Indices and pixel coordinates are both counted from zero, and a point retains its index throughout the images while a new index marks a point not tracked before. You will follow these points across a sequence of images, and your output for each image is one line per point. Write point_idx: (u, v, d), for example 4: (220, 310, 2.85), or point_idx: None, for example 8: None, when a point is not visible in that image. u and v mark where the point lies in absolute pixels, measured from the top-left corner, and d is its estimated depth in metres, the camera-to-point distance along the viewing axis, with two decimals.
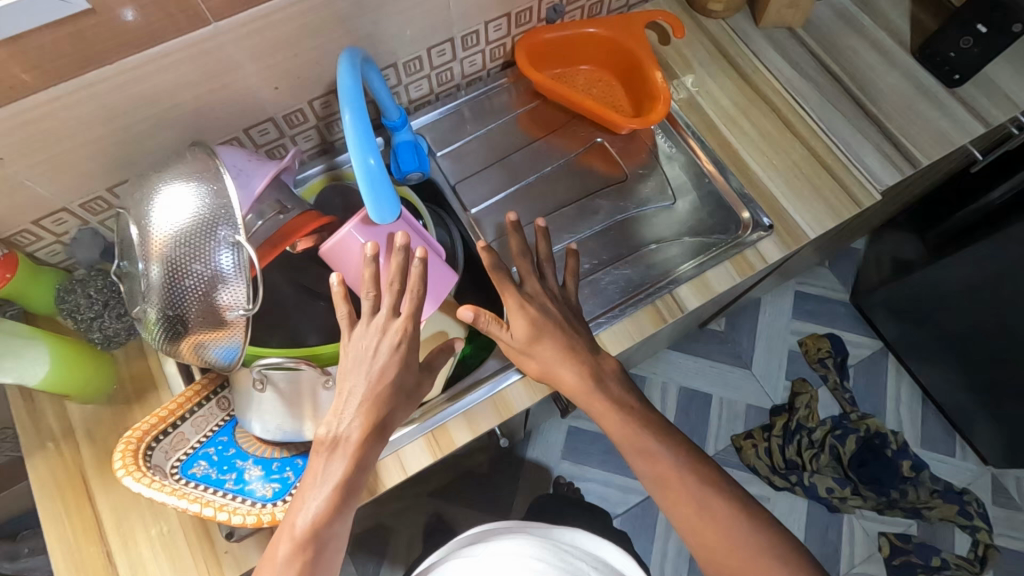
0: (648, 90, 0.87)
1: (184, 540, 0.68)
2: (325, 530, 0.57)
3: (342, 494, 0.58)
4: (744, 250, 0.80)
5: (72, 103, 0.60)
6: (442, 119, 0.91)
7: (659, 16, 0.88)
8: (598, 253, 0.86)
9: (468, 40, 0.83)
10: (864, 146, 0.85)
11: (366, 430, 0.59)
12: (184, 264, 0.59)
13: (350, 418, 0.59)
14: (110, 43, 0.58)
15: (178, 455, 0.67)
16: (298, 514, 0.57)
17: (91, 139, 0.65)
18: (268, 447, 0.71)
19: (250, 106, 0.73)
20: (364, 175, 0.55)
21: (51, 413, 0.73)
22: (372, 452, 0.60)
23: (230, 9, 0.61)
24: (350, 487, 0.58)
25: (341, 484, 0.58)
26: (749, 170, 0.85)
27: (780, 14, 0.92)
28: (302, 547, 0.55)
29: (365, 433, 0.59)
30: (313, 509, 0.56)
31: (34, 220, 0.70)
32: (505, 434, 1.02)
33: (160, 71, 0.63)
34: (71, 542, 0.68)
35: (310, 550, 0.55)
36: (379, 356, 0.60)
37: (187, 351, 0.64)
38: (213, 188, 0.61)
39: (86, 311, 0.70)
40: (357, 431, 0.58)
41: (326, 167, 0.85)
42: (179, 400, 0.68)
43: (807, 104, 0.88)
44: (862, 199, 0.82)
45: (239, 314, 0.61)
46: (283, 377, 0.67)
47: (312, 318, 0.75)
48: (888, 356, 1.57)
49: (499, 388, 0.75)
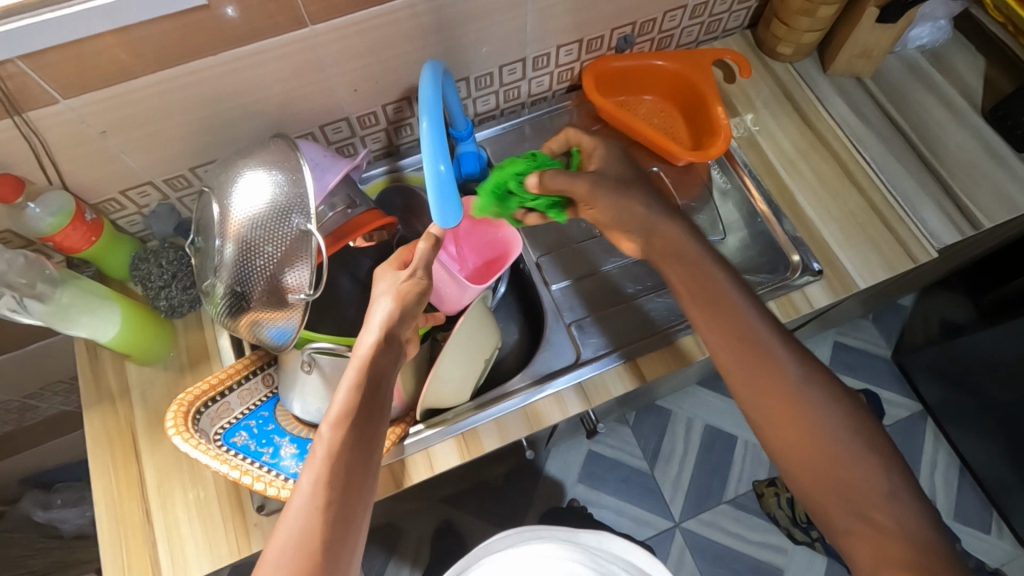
0: (709, 125, 0.88)
1: (217, 507, 0.71)
2: (352, 435, 0.55)
3: (364, 399, 0.57)
4: (791, 292, 0.80)
5: (172, 87, 0.65)
6: (504, 134, 0.94)
7: (728, 55, 0.89)
8: (643, 278, 0.87)
9: (539, 61, 0.86)
10: (922, 201, 0.85)
11: (379, 334, 0.60)
12: (256, 245, 0.63)
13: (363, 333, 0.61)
14: (214, 38, 0.63)
15: (222, 423, 0.70)
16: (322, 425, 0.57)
17: (183, 121, 0.70)
18: (305, 428, 0.73)
19: (330, 105, 0.78)
20: (434, 180, 0.56)
21: (111, 371, 0.78)
22: (391, 362, 0.60)
23: (327, 14, 0.65)
24: (371, 393, 0.58)
25: (360, 388, 0.58)
26: (804, 214, 0.85)
27: (850, 63, 0.92)
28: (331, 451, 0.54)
29: (378, 335, 0.60)
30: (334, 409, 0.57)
31: (121, 190, 0.75)
32: (529, 448, 1.02)
33: (256, 65, 0.68)
34: (114, 496, 0.72)
35: (335, 454, 0.54)
36: (384, 286, 0.63)
37: (244, 328, 0.68)
38: (292, 178, 0.65)
39: (156, 279, 0.75)
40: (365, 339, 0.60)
41: (389, 168, 0.89)
42: (228, 371, 0.71)
43: (868, 154, 0.88)
44: (917, 254, 0.81)
45: (302, 297, 0.65)
46: (330, 362, 0.70)
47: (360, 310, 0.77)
48: (927, 420, 1.51)
49: (534, 399, 0.76)
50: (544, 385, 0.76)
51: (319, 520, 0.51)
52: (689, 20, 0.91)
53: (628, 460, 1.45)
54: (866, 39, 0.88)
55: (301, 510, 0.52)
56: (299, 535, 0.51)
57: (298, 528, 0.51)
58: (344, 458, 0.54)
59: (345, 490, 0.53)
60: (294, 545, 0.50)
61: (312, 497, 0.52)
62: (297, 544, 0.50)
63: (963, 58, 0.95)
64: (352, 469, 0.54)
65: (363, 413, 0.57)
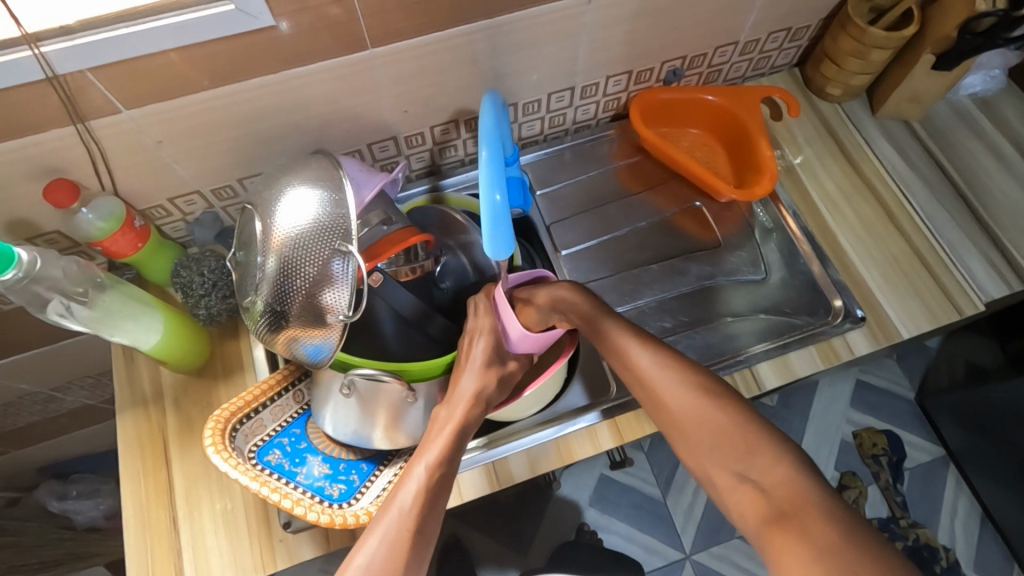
0: (755, 162, 0.87)
1: (244, 519, 0.71)
2: (444, 476, 0.62)
3: (453, 449, 0.64)
4: (831, 337, 0.79)
5: (229, 101, 0.66)
6: (545, 159, 0.94)
7: (777, 93, 0.88)
8: (678, 313, 0.86)
9: (587, 90, 0.86)
10: (969, 251, 0.83)
11: (477, 389, 0.67)
12: (296, 263, 0.63)
13: (466, 384, 0.67)
14: (276, 57, 0.63)
15: (255, 440, 0.70)
16: (417, 461, 0.62)
17: (234, 134, 0.70)
18: (337, 446, 0.74)
19: (379, 125, 0.78)
20: (489, 211, 0.55)
21: (146, 376, 0.78)
22: (475, 422, 0.67)
23: (387, 37, 0.66)
24: (460, 442, 0.65)
25: (452, 439, 0.64)
26: (847, 259, 0.84)
27: (899, 107, 0.91)
28: (420, 490, 0.60)
29: (477, 390, 0.67)
30: (432, 452, 0.63)
31: (169, 198, 0.76)
32: None
33: (311, 84, 0.68)
34: (143, 502, 0.72)
35: (428, 492, 0.60)
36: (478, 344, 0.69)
37: (282, 344, 0.68)
38: (335, 199, 0.64)
39: (197, 287, 0.75)
40: (470, 391, 0.67)
41: (430, 188, 0.89)
42: (261, 387, 0.71)
43: (915, 201, 0.87)
44: (962, 306, 0.80)
45: (339, 318, 0.64)
46: (366, 385, 0.69)
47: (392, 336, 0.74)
48: (948, 466, 1.48)
49: (565, 431, 0.75)
50: (576, 419, 0.75)
51: (404, 552, 0.56)
52: (738, 57, 0.91)
53: (643, 486, 1.43)
54: (918, 85, 0.87)
55: (383, 542, 0.56)
56: (381, 566, 0.54)
57: (381, 558, 0.55)
58: (434, 500, 0.60)
59: (427, 529, 0.58)
60: (373, 572, 0.54)
61: (395, 531, 0.57)
62: (378, 574, 0.54)
63: (1014, 106, 0.94)
64: (435, 510, 0.59)
65: (449, 461, 0.63)
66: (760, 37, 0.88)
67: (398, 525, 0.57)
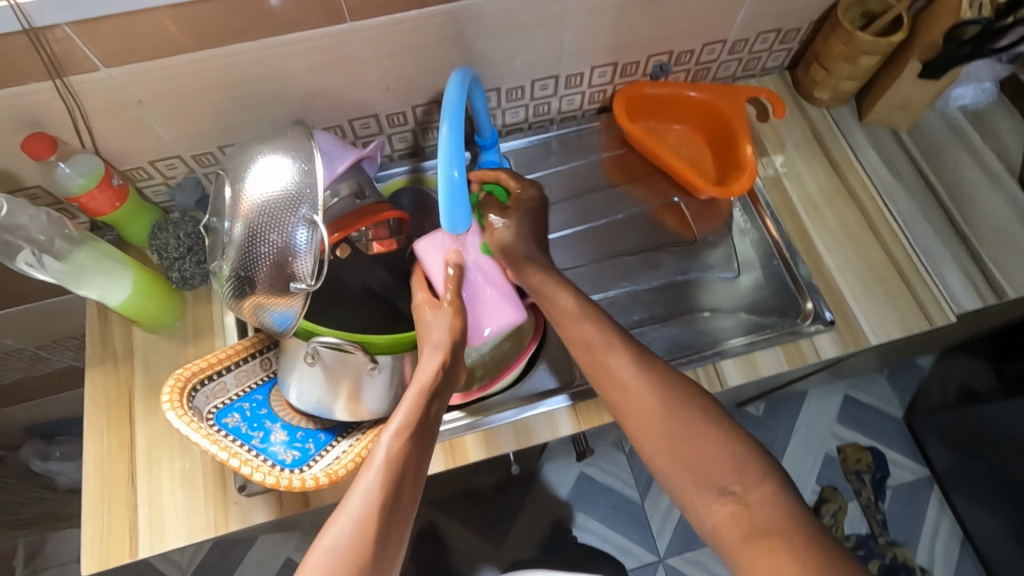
0: (736, 161, 0.87)
1: (201, 480, 0.72)
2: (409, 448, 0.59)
3: (417, 419, 0.61)
4: (799, 339, 0.79)
5: (207, 66, 0.67)
6: (530, 147, 0.94)
7: (763, 93, 0.88)
8: (651, 306, 0.86)
9: (572, 79, 0.87)
10: (947, 262, 0.83)
11: (439, 360, 0.64)
12: (263, 230, 0.64)
13: (429, 359, 0.65)
14: (256, 24, 0.64)
15: (216, 403, 0.71)
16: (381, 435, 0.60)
17: (213, 100, 0.71)
18: (298, 415, 0.74)
19: (361, 101, 0.79)
20: (446, 185, 0.55)
21: (117, 334, 0.80)
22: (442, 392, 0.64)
23: (367, 12, 0.67)
24: (426, 414, 0.62)
25: (415, 409, 0.61)
26: (823, 263, 0.83)
27: (887, 115, 0.91)
28: (386, 462, 0.57)
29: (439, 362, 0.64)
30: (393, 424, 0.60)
31: (150, 160, 0.77)
32: (518, 464, 1.01)
33: (293, 54, 0.69)
34: (105, 457, 0.73)
35: (393, 463, 0.57)
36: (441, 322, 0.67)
37: (247, 310, 0.68)
38: (305, 168, 0.65)
39: (172, 250, 0.77)
40: (434, 364, 0.64)
41: (411, 168, 0.90)
42: (228, 351, 0.72)
43: (896, 209, 0.87)
44: (935, 316, 0.79)
45: (303, 287, 0.64)
46: (332, 355, 0.70)
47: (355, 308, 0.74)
48: (932, 487, 1.46)
49: (524, 414, 0.75)
50: (536, 403, 0.76)
51: (372, 527, 0.53)
52: (727, 56, 0.91)
53: (620, 485, 1.43)
54: (906, 92, 0.86)
55: (351, 518, 0.53)
56: (351, 543, 0.52)
57: (350, 535, 0.52)
58: (403, 470, 0.57)
59: (399, 500, 0.56)
60: (343, 550, 0.52)
61: (363, 505, 0.54)
62: (350, 549, 0.52)
63: (1006, 121, 0.93)
64: (404, 481, 0.56)
65: (417, 432, 0.60)
66: (750, 36, 0.88)
67: (367, 498, 0.55)
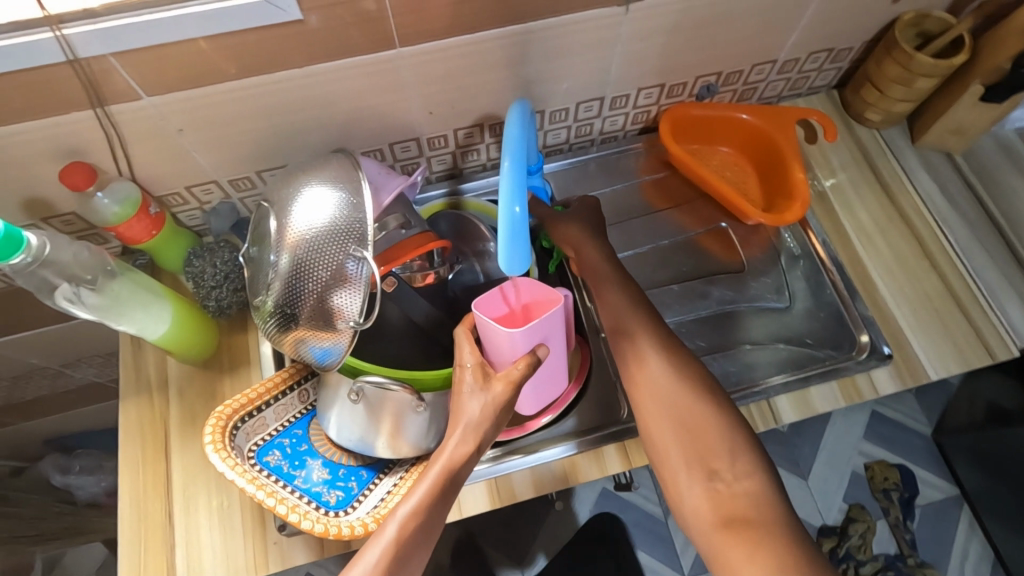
0: (786, 185, 0.84)
1: (240, 518, 0.70)
2: (417, 535, 0.55)
3: (433, 502, 0.57)
4: (855, 374, 0.76)
5: (250, 93, 0.64)
6: (570, 169, 0.92)
7: (814, 115, 0.85)
8: (697, 336, 0.83)
9: (617, 101, 0.84)
10: (1006, 294, 0.80)
11: (471, 439, 0.59)
12: (309, 265, 0.61)
13: (458, 435, 0.59)
14: (304, 51, 0.62)
15: (256, 439, 0.69)
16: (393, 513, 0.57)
17: (253, 127, 0.69)
18: (338, 451, 0.72)
19: (403, 125, 0.76)
20: (507, 223, 0.52)
21: (152, 364, 0.77)
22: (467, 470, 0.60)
23: (415, 37, 0.64)
24: (444, 497, 0.58)
25: (433, 490, 0.57)
26: (876, 293, 0.81)
27: (942, 138, 0.88)
28: (387, 552, 0.54)
29: (469, 441, 0.59)
30: (409, 502, 0.57)
31: (186, 186, 0.75)
32: None
33: (336, 80, 0.66)
34: (140, 493, 0.71)
35: (397, 555, 0.54)
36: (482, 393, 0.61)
37: (289, 344, 0.66)
38: (352, 200, 0.62)
39: (209, 278, 0.74)
40: (463, 442, 0.59)
41: (449, 191, 0.88)
42: (266, 385, 0.70)
43: (952, 236, 0.84)
44: (996, 350, 0.76)
45: (350, 324, 0.62)
46: (375, 392, 0.68)
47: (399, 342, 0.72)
48: (961, 507, 1.43)
49: (572, 452, 0.73)
50: (583, 440, 0.73)
51: None
52: (776, 75, 0.88)
53: (645, 503, 1.40)
54: (964, 116, 0.83)
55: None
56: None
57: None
58: (405, 562, 0.54)
59: None
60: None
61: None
62: None
63: None
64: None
65: (430, 520, 0.57)
66: (801, 56, 0.85)
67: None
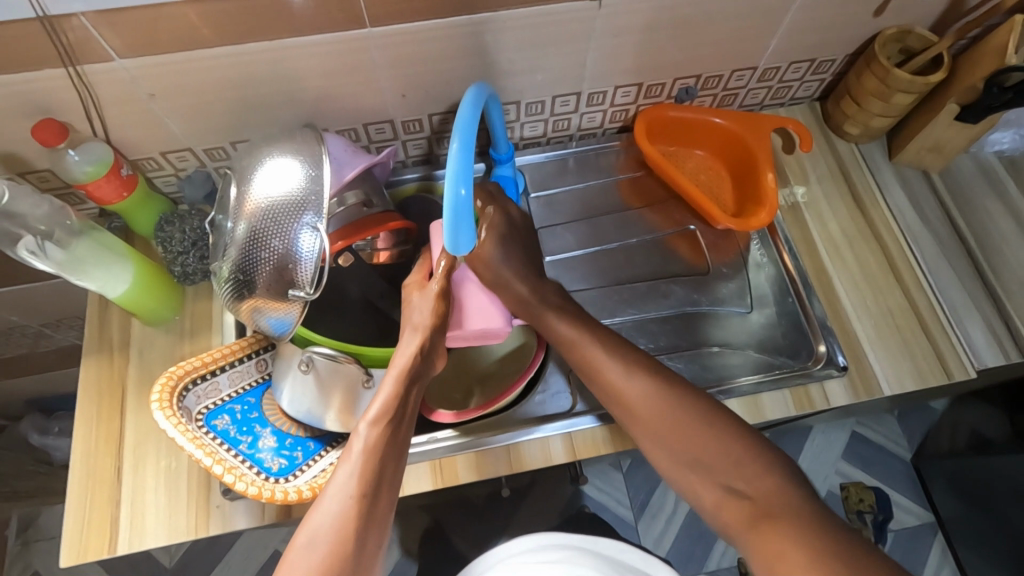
0: (756, 192, 0.84)
1: (186, 479, 0.71)
2: (389, 432, 0.59)
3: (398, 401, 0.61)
4: (809, 383, 0.76)
5: (222, 63, 0.66)
6: (546, 162, 0.92)
7: (790, 124, 0.85)
8: (659, 336, 0.84)
9: (594, 97, 0.84)
10: (969, 314, 0.79)
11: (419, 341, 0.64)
12: (265, 235, 0.62)
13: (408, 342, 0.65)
14: (274, 25, 0.63)
15: (206, 403, 0.70)
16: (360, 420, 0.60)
17: (226, 97, 0.70)
18: (289, 422, 0.73)
19: (377, 106, 0.77)
20: (451, 204, 0.53)
21: (116, 324, 0.79)
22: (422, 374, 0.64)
23: (387, 18, 0.65)
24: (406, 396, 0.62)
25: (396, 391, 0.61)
26: (838, 304, 0.81)
27: (919, 156, 0.87)
28: (366, 451, 0.57)
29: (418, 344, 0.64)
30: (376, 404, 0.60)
31: (161, 151, 0.76)
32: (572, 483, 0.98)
33: (308, 56, 0.67)
34: (92, 447, 0.72)
35: (377, 447, 0.57)
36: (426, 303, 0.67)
37: (245, 312, 0.67)
38: (312, 174, 0.63)
39: (176, 244, 0.76)
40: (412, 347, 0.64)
41: (423, 175, 0.87)
42: (223, 351, 0.71)
43: (920, 254, 0.83)
44: (953, 369, 0.76)
45: (301, 295, 0.63)
46: (326, 365, 0.69)
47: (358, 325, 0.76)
48: (936, 534, 1.42)
49: (518, 439, 0.73)
50: (531, 428, 0.74)
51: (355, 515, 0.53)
52: (756, 83, 0.88)
53: (616, 506, 1.37)
54: (939, 135, 0.83)
55: (338, 503, 0.53)
56: (341, 525, 0.52)
57: (340, 513, 0.52)
58: (381, 453, 0.57)
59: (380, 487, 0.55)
60: (338, 522, 0.52)
61: (346, 494, 0.54)
62: (333, 537, 0.51)
63: None
64: (385, 466, 0.56)
65: (398, 419, 0.60)
66: (780, 65, 0.86)
67: (354, 483, 0.55)
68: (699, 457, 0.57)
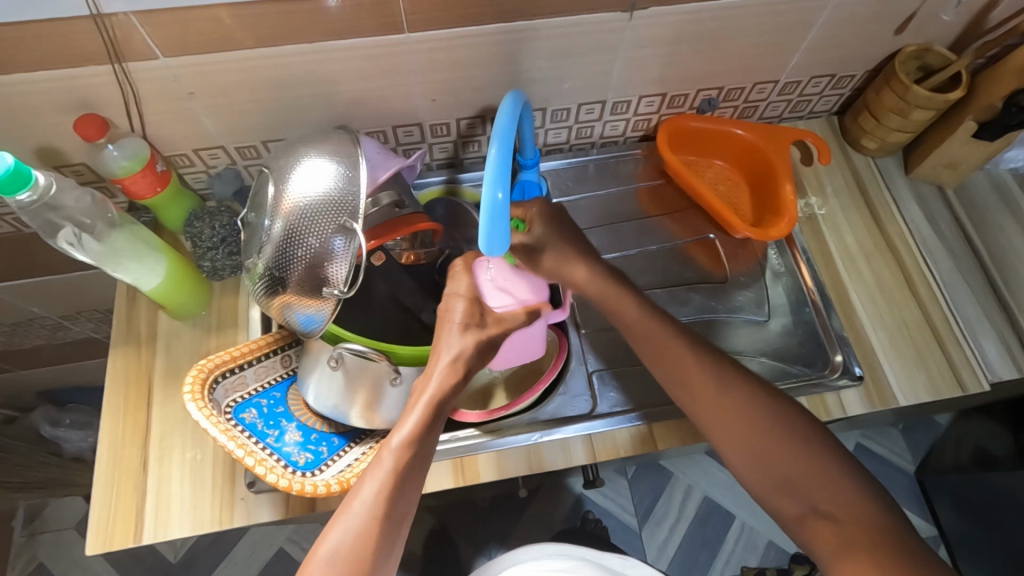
0: (775, 203, 0.86)
1: (211, 471, 0.72)
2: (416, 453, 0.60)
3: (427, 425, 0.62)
4: (825, 392, 0.77)
5: (261, 64, 0.67)
6: (568, 168, 0.94)
7: (809, 137, 0.87)
8: None
9: (618, 106, 0.86)
10: (984, 329, 0.80)
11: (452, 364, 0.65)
12: (301, 233, 0.64)
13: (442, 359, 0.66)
14: (316, 28, 0.65)
15: (235, 397, 0.71)
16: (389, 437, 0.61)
17: (262, 97, 0.72)
18: (315, 418, 0.74)
19: (408, 110, 0.79)
20: (489, 207, 0.54)
21: (144, 317, 0.80)
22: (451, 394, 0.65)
23: (424, 24, 0.67)
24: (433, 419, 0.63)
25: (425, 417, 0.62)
26: (854, 314, 0.82)
27: (935, 171, 0.89)
28: (392, 468, 0.58)
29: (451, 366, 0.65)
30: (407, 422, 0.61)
31: (194, 149, 0.78)
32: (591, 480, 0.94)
33: (346, 60, 0.69)
34: (119, 438, 0.73)
35: (398, 473, 0.58)
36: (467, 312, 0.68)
37: (276, 308, 0.68)
38: (348, 174, 0.65)
39: (206, 240, 0.77)
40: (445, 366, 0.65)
41: (447, 179, 0.90)
42: (251, 345, 0.73)
43: (936, 268, 0.85)
44: (966, 381, 0.77)
45: (335, 292, 0.64)
46: (355, 361, 0.70)
47: (383, 324, 0.77)
48: (939, 548, 1.42)
49: (539, 439, 0.74)
50: (552, 429, 0.75)
51: (374, 536, 0.55)
52: (776, 96, 0.90)
53: (620, 512, 1.38)
54: (955, 152, 0.85)
55: (358, 519, 0.55)
56: (361, 537, 0.54)
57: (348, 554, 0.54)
58: (404, 478, 0.58)
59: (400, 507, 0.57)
60: (343, 560, 0.53)
61: (369, 509, 0.56)
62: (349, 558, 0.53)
63: None
64: (408, 489, 0.58)
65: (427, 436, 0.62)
66: (801, 79, 0.87)
67: (379, 498, 0.57)
68: (726, 456, 0.58)
